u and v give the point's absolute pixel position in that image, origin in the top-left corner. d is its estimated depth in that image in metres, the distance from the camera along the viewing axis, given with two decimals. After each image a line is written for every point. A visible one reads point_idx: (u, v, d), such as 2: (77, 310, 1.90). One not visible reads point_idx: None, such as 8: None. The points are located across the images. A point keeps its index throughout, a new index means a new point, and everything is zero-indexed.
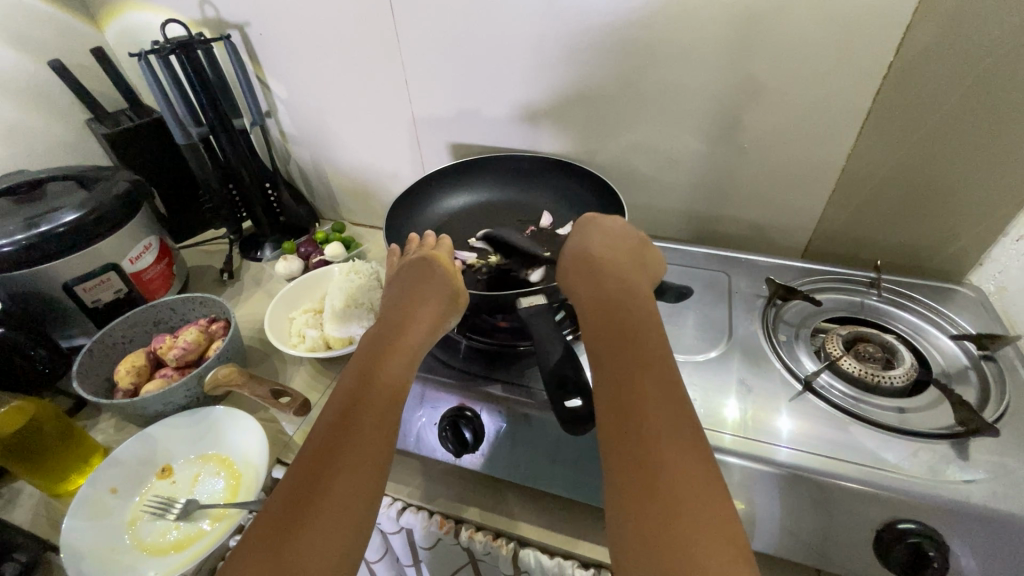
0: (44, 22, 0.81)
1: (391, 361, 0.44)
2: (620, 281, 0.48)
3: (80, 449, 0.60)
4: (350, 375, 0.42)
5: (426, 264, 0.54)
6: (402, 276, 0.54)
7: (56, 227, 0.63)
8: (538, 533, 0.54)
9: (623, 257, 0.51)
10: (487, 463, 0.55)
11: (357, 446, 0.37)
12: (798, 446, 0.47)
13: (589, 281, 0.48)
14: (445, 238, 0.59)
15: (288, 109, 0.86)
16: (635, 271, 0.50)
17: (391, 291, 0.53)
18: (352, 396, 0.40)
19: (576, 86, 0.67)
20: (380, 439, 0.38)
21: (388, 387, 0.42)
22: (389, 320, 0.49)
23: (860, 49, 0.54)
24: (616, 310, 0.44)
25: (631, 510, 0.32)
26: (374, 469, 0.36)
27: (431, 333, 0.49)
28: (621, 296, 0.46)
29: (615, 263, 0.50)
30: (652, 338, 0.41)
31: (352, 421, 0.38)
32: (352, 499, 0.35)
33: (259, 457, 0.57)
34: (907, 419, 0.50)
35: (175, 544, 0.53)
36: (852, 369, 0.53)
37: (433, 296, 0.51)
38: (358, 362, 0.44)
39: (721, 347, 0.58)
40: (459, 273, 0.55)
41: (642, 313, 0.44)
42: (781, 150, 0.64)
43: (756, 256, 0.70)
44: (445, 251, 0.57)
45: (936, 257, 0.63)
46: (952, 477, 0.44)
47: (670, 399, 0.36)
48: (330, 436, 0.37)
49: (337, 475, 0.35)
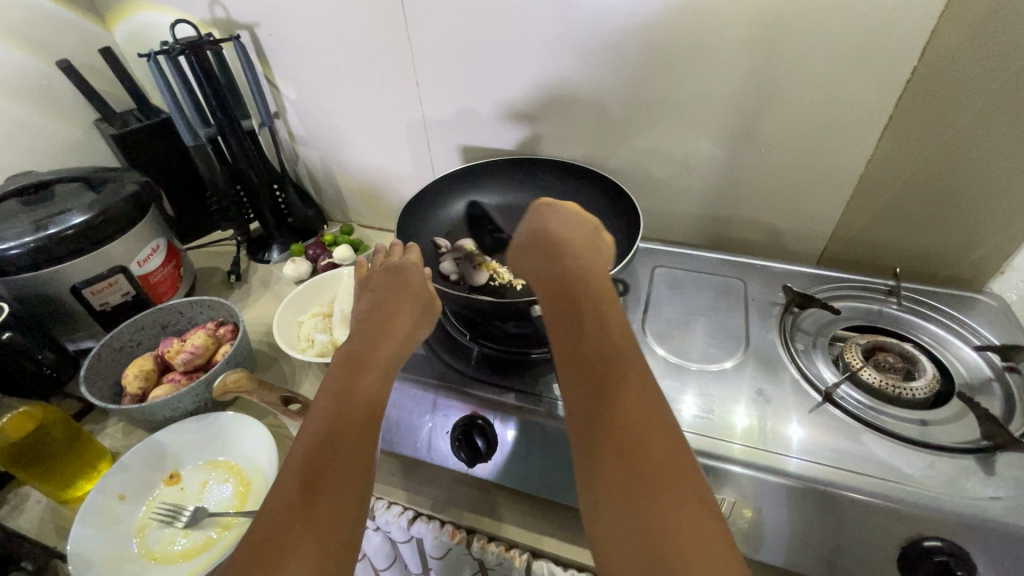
0: (53, 21, 0.80)
1: (367, 371, 0.43)
2: (575, 263, 0.46)
3: (88, 454, 0.59)
4: (326, 390, 0.41)
5: (401, 274, 0.54)
6: (374, 285, 0.54)
7: (64, 230, 0.62)
8: (550, 545, 0.53)
9: (578, 236, 0.50)
10: (497, 474, 0.54)
11: (336, 464, 0.36)
12: (817, 459, 0.46)
13: (553, 267, 0.47)
14: (413, 244, 0.59)
15: (297, 109, 0.85)
16: (587, 249, 0.49)
17: (362, 302, 0.52)
18: (329, 411, 0.39)
19: (589, 89, 0.66)
20: (361, 452, 0.37)
21: (366, 397, 0.41)
22: (361, 331, 0.48)
23: (883, 53, 0.52)
24: (573, 296, 0.43)
25: (613, 509, 0.31)
26: (356, 488, 0.35)
27: (407, 343, 0.48)
28: (578, 279, 0.44)
29: (574, 246, 0.49)
30: (613, 323, 0.40)
31: (330, 439, 0.37)
32: (337, 518, 0.34)
33: (268, 464, 0.56)
34: (930, 432, 0.48)
35: (182, 552, 0.52)
36: (873, 379, 0.52)
37: (407, 306, 0.51)
38: (332, 375, 0.43)
39: (737, 356, 0.57)
40: (432, 282, 0.56)
41: (599, 297, 0.42)
42: (798, 155, 0.63)
43: (771, 262, 0.69)
44: (416, 258, 0.57)
45: (956, 264, 0.62)
46: (976, 492, 0.43)
47: (642, 390, 0.35)
48: (310, 456, 0.36)
49: (320, 496, 0.34)
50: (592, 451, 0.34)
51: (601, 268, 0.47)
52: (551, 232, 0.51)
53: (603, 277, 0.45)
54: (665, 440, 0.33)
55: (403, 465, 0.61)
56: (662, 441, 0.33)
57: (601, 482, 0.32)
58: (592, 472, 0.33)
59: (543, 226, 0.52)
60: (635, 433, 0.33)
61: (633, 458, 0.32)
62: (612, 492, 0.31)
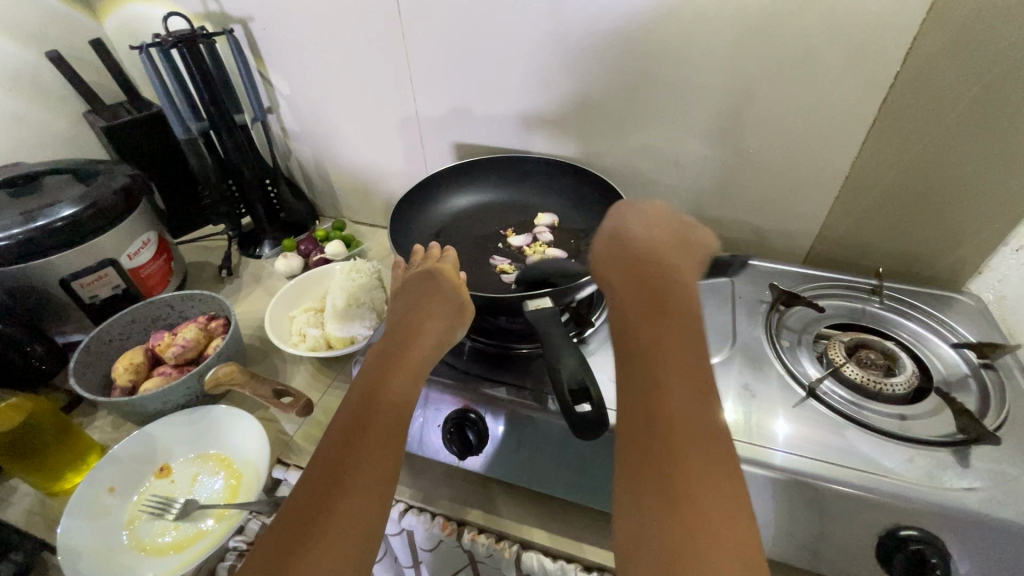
0: (44, 12, 0.80)
1: (397, 376, 0.43)
2: (663, 268, 0.44)
3: (76, 448, 0.59)
4: (356, 392, 0.42)
5: (431, 277, 0.53)
6: (406, 288, 0.53)
7: (53, 221, 0.62)
8: (540, 536, 0.54)
9: (667, 236, 0.48)
10: (487, 466, 0.55)
11: (364, 461, 0.36)
12: (799, 452, 0.48)
13: (642, 265, 0.44)
14: (450, 248, 0.57)
15: (290, 104, 0.85)
16: (682, 260, 0.45)
17: (396, 304, 0.52)
18: (356, 411, 0.40)
19: (581, 91, 0.67)
20: (387, 455, 0.38)
21: (393, 403, 0.41)
22: (393, 334, 0.47)
23: (869, 58, 0.54)
24: (659, 297, 0.41)
25: (649, 516, 0.31)
26: (380, 491, 0.36)
27: (436, 349, 0.47)
28: (667, 285, 0.42)
29: (653, 242, 0.47)
30: (695, 326, 0.39)
31: (358, 438, 0.38)
32: (358, 513, 0.34)
33: (259, 456, 0.56)
34: (908, 426, 0.50)
35: (172, 545, 0.52)
36: (855, 375, 0.54)
37: (439, 308, 0.50)
38: (361, 378, 0.43)
39: (724, 352, 0.58)
40: (464, 285, 0.54)
41: (684, 313, 0.40)
42: (784, 155, 0.64)
43: (758, 261, 0.70)
44: (450, 264, 0.55)
45: (936, 265, 0.64)
46: (952, 484, 0.44)
47: (706, 414, 0.34)
48: (337, 450, 0.37)
49: (345, 491, 0.35)
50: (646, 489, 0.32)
51: (687, 270, 0.45)
52: (635, 230, 0.48)
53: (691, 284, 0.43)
54: (717, 454, 0.33)
55: None
56: (721, 479, 0.32)
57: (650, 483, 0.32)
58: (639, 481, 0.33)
59: (626, 226, 0.49)
60: (704, 477, 0.32)
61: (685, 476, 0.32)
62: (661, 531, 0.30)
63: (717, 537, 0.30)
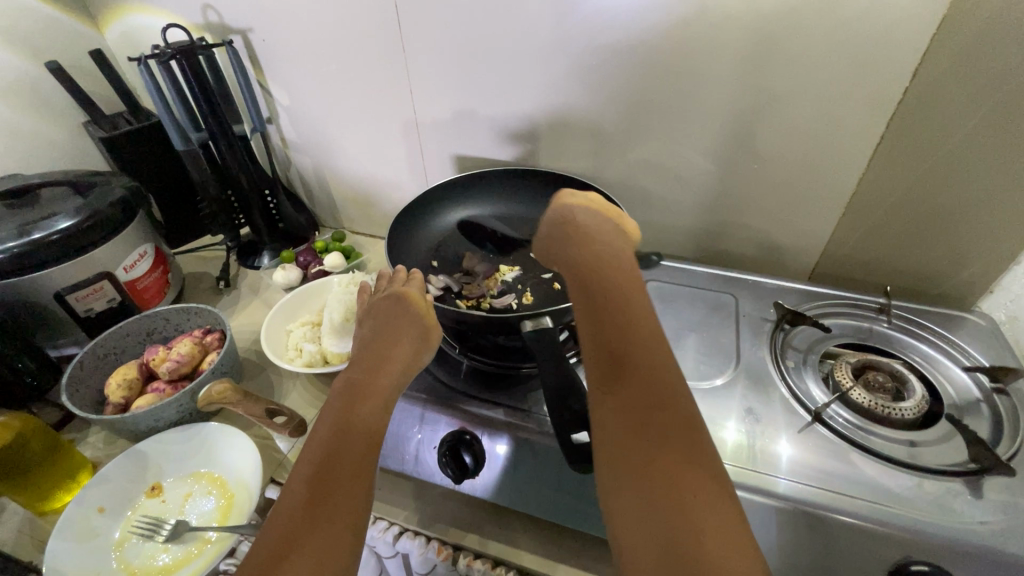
0: (44, 23, 0.80)
1: (366, 402, 0.42)
2: (602, 260, 0.47)
3: (67, 465, 0.58)
4: (324, 420, 0.41)
5: (398, 300, 0.52)
6: (373, 312, 0.52)
7: (50, 234, 0.61)
8: (537, 563, 0.53)
9: (607, 224, 0.52)
10: (492, 491, 0.53)
11: (336, 494, 0.35)
12: (805, 480, 0.46)
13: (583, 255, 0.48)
14: (416, 271, 0.57)
15: (290, 115, 0.85)
16: (616, 242, 0.50)
17: (363, 330, 0.51)
18: (324, 443, 0.38)
19: (582, 104, 0.66)
20: (359, 484, 0.37)
21: (363, 428, 0.40)
22: (360, 362, 0.46)
23: (878, 73, 0.53)
24: (606, 288, 0.44)
25: (636, 508, 0.32)
26: (353, 527, 0.35)
27: (406, 375, 0.47)
28: (607, 273, 0.45)
29: (599, 228, 0.51)
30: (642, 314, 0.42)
31: (328, 468, 0.36)
32: (330, 550, 0.33)
33: (252, 476, 0.55)
34: (918, 453, 0.48)
35: (162, 568, 0.51)
36: (862, 400, 0.52)
37: (406, 333, 0.49)
38: (329, 407, 0.42)
39: (728, 373, 0.57)
40: (431, 307, 0.53)
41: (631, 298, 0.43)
42: (788, 171, 0.63)
43: (763, 277, 0.69)
44: (417, 286, 0.55)
45: (946, 283, 0.62)
46: (964, 516, 0.43)
47: (664, 398, 0.36)
48: (308, 486, 0.35)
49: (317, 529, 0.33)
50: (629, 475, 0.33)
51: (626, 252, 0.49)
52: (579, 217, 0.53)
53: (631, 264, 0.47)
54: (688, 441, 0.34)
55: (390, 478, 0.60)
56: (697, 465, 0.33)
57: (628, 477, 0.33)
58: (620, 480, 0.34)
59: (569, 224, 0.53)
60: (675, 451, 0.33)
61: (658, 466, 0.33)
62: (646, 502, 0.32)
63: (700, 502, 0.31)
